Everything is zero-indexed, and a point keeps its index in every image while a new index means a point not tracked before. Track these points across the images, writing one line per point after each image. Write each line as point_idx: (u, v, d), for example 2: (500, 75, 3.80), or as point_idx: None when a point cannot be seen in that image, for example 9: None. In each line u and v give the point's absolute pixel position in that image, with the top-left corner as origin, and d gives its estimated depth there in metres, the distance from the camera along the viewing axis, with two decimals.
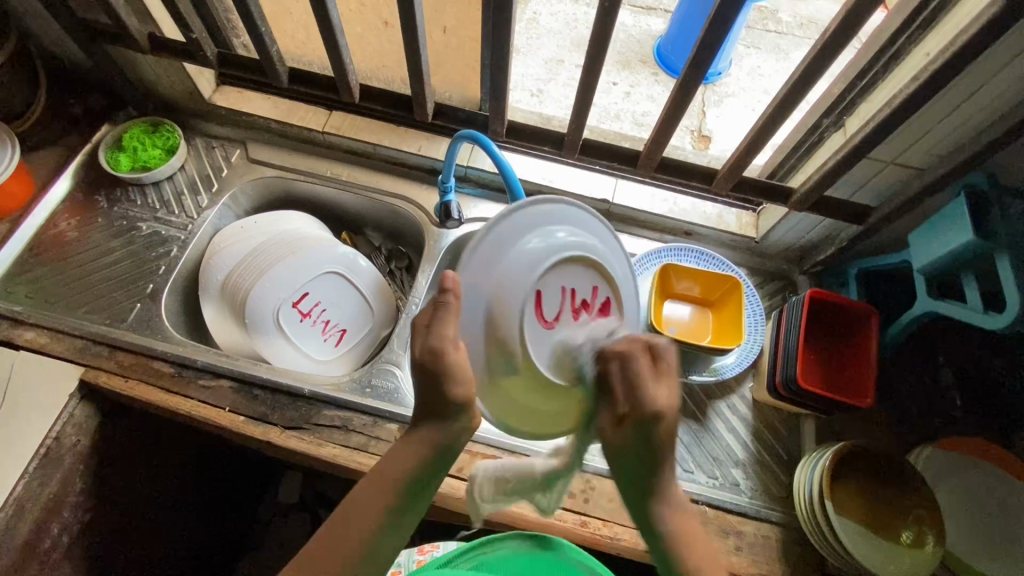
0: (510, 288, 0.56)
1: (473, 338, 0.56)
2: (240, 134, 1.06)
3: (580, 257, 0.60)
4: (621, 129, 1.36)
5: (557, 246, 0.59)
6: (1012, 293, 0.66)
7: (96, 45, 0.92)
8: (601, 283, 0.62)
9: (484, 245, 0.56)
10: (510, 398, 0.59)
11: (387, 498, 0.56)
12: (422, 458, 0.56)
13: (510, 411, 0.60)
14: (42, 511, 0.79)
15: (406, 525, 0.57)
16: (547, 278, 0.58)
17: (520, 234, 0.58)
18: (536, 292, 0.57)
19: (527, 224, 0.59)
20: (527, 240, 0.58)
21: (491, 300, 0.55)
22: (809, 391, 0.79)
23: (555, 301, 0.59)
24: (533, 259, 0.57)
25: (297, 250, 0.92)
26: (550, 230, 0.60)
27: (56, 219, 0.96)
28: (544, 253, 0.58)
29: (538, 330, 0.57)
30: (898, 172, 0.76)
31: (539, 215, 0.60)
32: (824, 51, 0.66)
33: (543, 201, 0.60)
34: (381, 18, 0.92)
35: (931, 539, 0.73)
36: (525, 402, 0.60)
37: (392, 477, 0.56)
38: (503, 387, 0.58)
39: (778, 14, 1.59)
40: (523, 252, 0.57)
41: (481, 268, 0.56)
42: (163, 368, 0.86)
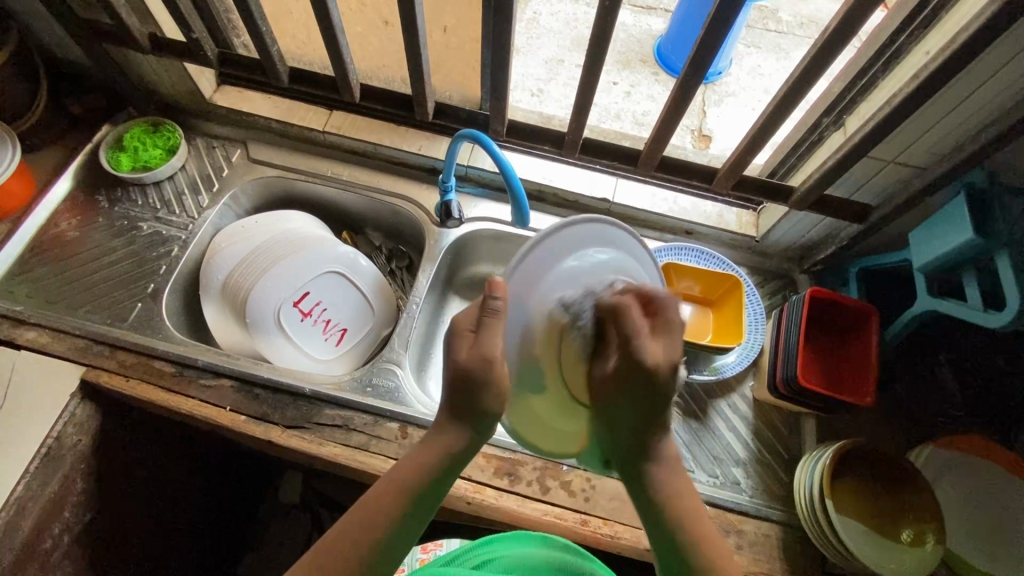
0: (551, 304, 0.57)
1: (511, 349, 0.57)
2: (241, 134, 1.06)
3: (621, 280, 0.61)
4: (621, 129, 1.36)
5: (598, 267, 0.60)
6: (1013, 291, 0.66)
7: (97, 45, 0.92)
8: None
9: (531, 257, 0.57)
10: (535, 417, 0.61)
11: (401, 503, 0.55)
12: (439, 463, 0.55)
13: (534, 424, 0.61)
14: (43, 511, 0.79)
15: (415, 529, 0.56)
16: (588, 298, 0.58)
17: (564, 250, 0.59)
18: (577, 311, 0.58)
19: (570, 241, 0.60)
20: (569, 259, 0.59)
21: (532, 313, 0.57)
22: (810, 390, 0.79)
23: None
24: (574, 277, 0.58)
25: (298, 250, 0.92)
26: (592, 251, 0.61)
27: (57, 219, 0.96)
28: (588, 272, 0.59)
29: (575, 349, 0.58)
30: (898, 170, 0.76)
31: (581, 235, 0.61)
32: (824, 49, 0.66)
33: (588, 222, 0.61)
34: (381, 17, 0.94)
35: (932, 538, 0.72)
36: (548, 420, 0.61)
37: (408, 480, 0.55)
38: (533, 404, 0.60)
39: (778, 14, 1.59)
40: (566, 269, 0.59)
41: (528, 281, 0.57)
42: (164, 367, 0.86)
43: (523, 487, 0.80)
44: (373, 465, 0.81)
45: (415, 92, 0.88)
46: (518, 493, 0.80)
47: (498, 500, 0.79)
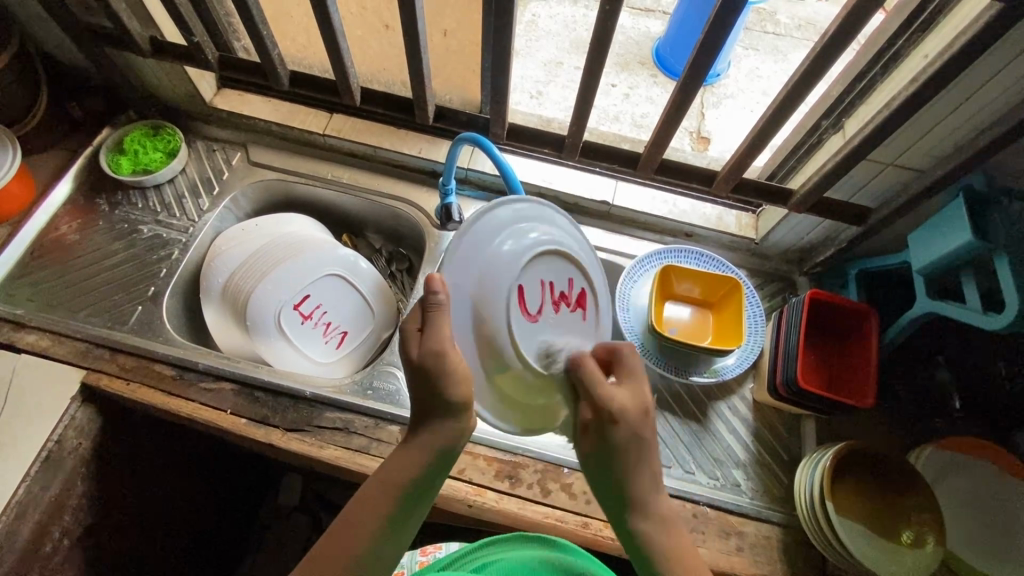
0: (494, 288, 0.57)
1: (463, 342, 0.56)
2: (241, 137, 1.06)
3: (554, 250, 0.62)
4: (621, 131, 1.36)
5: (529, 241, 0.60)
6: (1011, 292, 0.66)
7: (96, 48, 0.92)
8: (575, 275, 0.66)
9: (461, 249, 0.56)
10: (509, 396, 0.60)
11: (386, 505, 0.55)
12: (423, 465, 0.56)
13: (508, 408, 0.61)
14: (43, 515, 0.79)
15: (403, 532, 0.56)
16: (527, 273, 0.59)
17: (493, 233, 0.59)
18: (519, 289, 0.58)
19: (499, 222, 0.60)
20: (500, 238, 0.59)
21: (476, 300, 0.56)
22: (810, 392, 0.80)
23: (536, 295, 0.61)
24: (512, 256, 0.58)
25: (297, 253, 0.92)
26: (523, 228, 0.61)
27: (58, 223, 0.96)
28: (522, 249, 0.59)
29: (525, 326, 0.59)
30: (897, 173, 0.76)
31: (504, 215, 0.61)
32: (823, 53, 0.66)
33: (506, 202, 0.61)
34: (382, 20, 0.93)
35: (932, 539, 0.73)
36: (518, 394, 0.61)
37: (394, 483, 0.55)
38: (499, 381, 0.59)
39: (776, 16, 1.59)
40: (502, 251, 0.58)
41: (462, 272, 0.56)
42: (164, 370, 0.86)
43: (524, 489, 0.81)
44: (373, 468, 0.81)
45: (415, 95, 0.88)
46: (519, 496, 0.80)
47: (499, 503, 0.79)
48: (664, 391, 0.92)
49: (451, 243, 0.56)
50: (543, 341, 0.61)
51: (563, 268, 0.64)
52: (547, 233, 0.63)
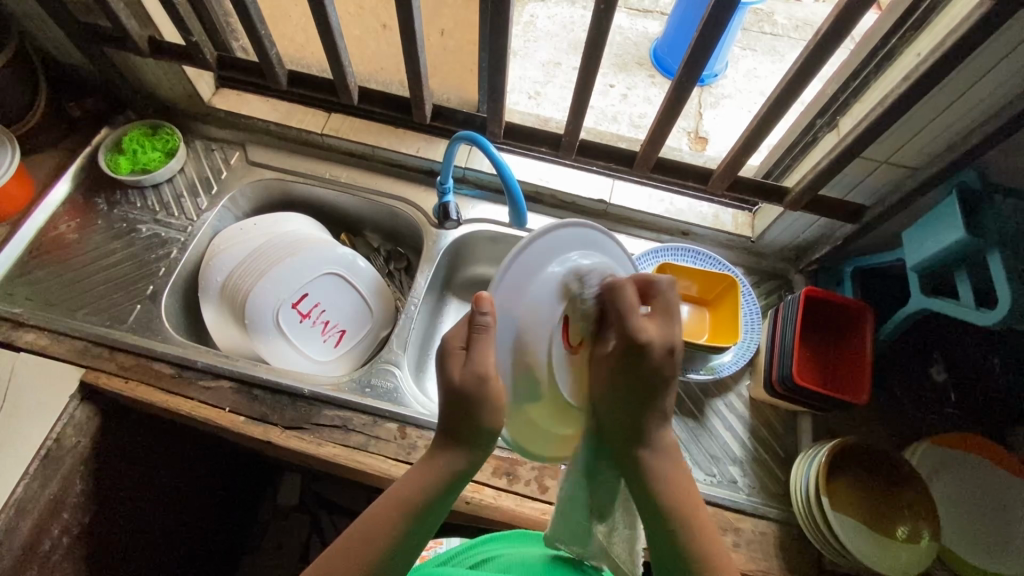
0: (540, 315, 0.59)
1: (501, 363, 0.58)
2: (239, 137, 1.06)
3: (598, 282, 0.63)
4: (619, 131, 1.37)
5: (578, 273, 0.62)
6: (1004, 286, 0.67)
7: (96, 49, 0.92)
8: None
9: (513, 270, 0.59)
10: (534, 426, 0.63)
11: (401, 518, 0.55)
12: (440, 483, 0.56)
13: (533, 436, 0.64)
14: (42, 512, 0.79)
15: (414, 547, 0.55)
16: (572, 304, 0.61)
17: (540, 260, 0.61)
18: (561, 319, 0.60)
19: (545, 250, 0.62)
20: (551, 266, 0.61)
21: (521, 326, 0.58)
22: (806, 389, 0.80)
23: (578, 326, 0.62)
24: (559, 284, 0.61)
25: (296, 252, 0.93)
26: (569, 258, 0.63)
27: (57, 222, 0.97)
28: (566, 279, 0.61)
29: (565, 356, 0.61)
30: (891, 171, 0.77)
31: (557, 244, 0.63)
32: (816, 52, 0.67)
33: (561, 230, 0.64)
34: (380, 21, 0.94)
35: (927, 534, 0.73)
36: (545, 424, 0.63)
37: (409, 500, 0.55)
38: (528, 411, 0.62)
39: (773, 17, 1.60)
40: (548, 279, 0.60)
41: (512, 294, 0.59)
42: (163, 368, 0.86)
43: (522, 486, 0.81)
44: (371, 465, 0.81)
45: (413, 95, 0.88)
46: (517, 493, 0.81)
47: (497, 500, 0.80)
48: None
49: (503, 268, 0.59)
50: (579, 370, 0.62)
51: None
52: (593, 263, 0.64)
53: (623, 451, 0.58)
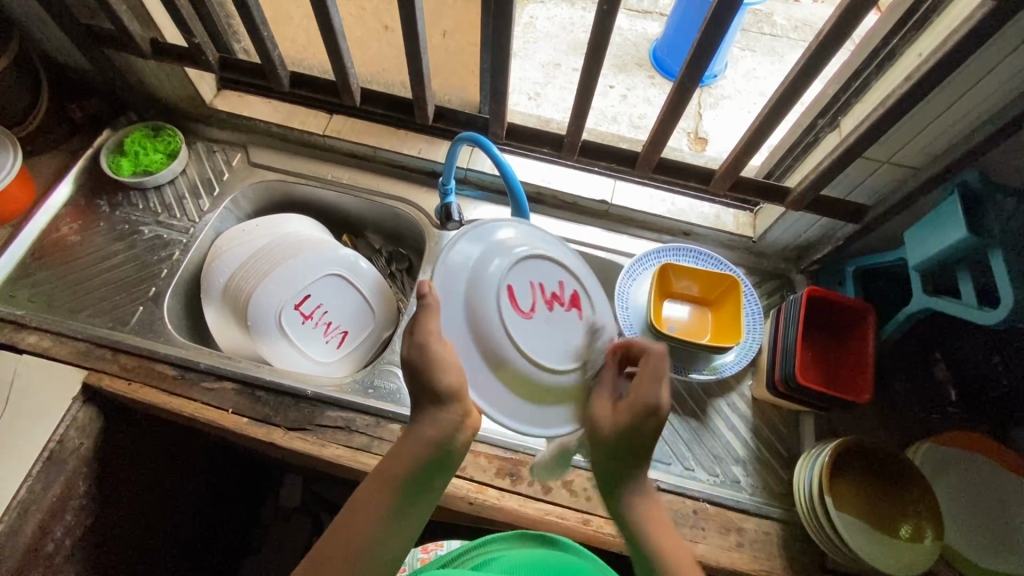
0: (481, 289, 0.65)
1: (457, 340, 0.64)
2: (241, 138, 1.06)
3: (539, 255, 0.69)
4: (619, 132, 1.37)
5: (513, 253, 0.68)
6: (1005, 287, 0.67)
7: (98, 51, 0.92)
8: (565, 278, 0.71)
9: (447, 263, 0.67)
10: (519, 388, 0.66)
11: (390, 495, 0.56)
12: (421, 455, 0.58)
13: (519, 403, 0.66)
14: (46, 515, 0.79)
15: (409, 527, 0.56)
16: (516, 280, 0.67)
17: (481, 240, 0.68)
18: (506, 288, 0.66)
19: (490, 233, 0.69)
20: (485, 253, 0.67)
21: (467, 305, 0.65)
22: (808, 388, 0.80)
23: (528, 296, 0.67)
24: (495, 264, 0.66)
25: (298, 253, 0.93)
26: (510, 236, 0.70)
27: (59, 223, 0.97)
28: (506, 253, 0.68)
29: (518, 322, 0.65)
30: (892, 171, 0.77)
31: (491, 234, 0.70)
32: (818, 52, 0.67)
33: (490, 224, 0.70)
34: (381, 22, 0.94)
35: (930, 533, 0.73)
36: (530, 390, 0.66)
37: (393, 476, 0.57)
38: (507, 375, 0.65)
39: (773, 17, 1.60)
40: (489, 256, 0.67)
41: (453, 283, 0.66)
42: (166, 370, 0.86)
43: (525, 487, 0.81)
44: (375, 466, 0.81)
45: (415, 96, 0.88)
46: (520, 494, 0.81)
47: (500, 501, 0.80)
48: None
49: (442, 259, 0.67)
50: (542, 337, 0.66)
51: (553, 270, 0.70)
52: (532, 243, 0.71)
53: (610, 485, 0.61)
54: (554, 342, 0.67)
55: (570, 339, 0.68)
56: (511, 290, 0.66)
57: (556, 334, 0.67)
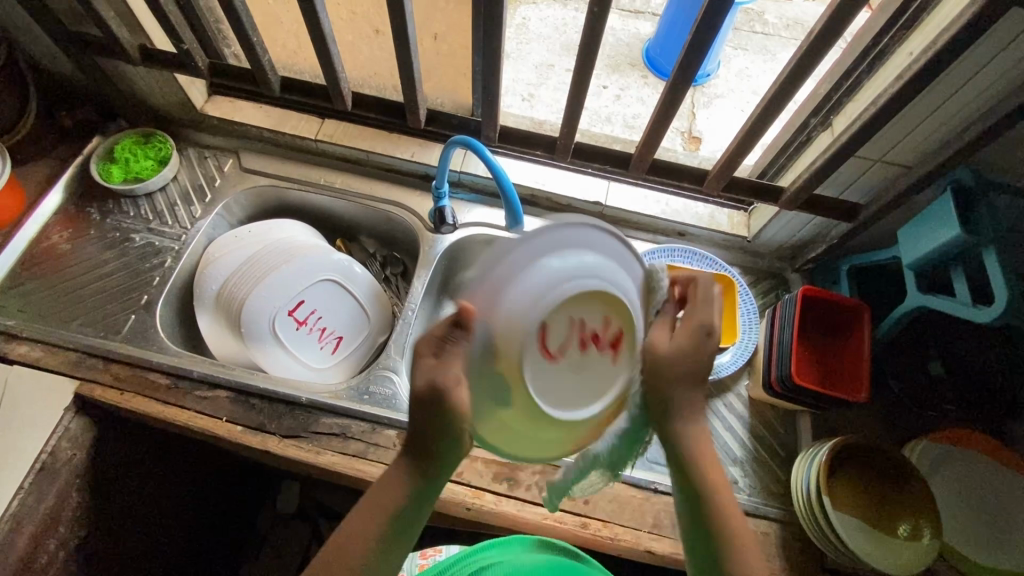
0: (518, 321, 0.48)
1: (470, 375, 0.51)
2: (232, 143, 1.05)
3: (607, 291, 0.51)
4: (613, 132, 1.37)
5: (581, 273, 0.50)
6: (999, 284, 0.67)
7: (86, 58, 0.92)
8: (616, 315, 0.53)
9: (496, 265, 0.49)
10: (510, 431, 0.53)
11: (383, 525, 0.53)
12: (412, 484, 0.54)
13: (522, 445, 0.54)
14: (39, 527, 0.78)
15: (405, 541, 0.55)
16: (558, 311, 0.50)
17: (587, 253, 0.51)
18: (546, 326, 0.49)
19: (589, 246, 0.52)
20: (545, 264, 0.49)
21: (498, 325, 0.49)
22: (804, 388, 0.80)
23: (562, 336, 0.51)
24: (554, 278, 0.49)
25: (291, 259, 0.92)
26: (607, 266, 0.52)
27: (49, 232, 0.96)
28: (580, 276, 0.50)
29: (538, 368, 0.50)
30: (885, 169, 0.77)
31: (562, 236, 0.51)
32: (811, 51, 0.67)
33: (567, 224, 0.51)
34: (372, 26, 0.93)
35: (928, 532, 0.73)
36: (525, 431, 0.53)
37: (386, 502, 0.54)
38: (504, 419, 0.52)
39: (764, 16, 1.61)
40: (563, 273, 0.49)
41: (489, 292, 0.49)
42: (159, 379, 0.86)
43: (523, 491, 0.81)
44: (371, 472, 0.81)
45: (407, 100, 0.88)
46: (518, 498, 0.80)
47: (498, 505, 0.79)
48: None
49: (521, 236, 0.49)
50: (563, 385, 0.52)
51: (597, 313, 0.52)
52: (610, 272, 0.52)
53: (656, 413, 0.58)
54: (574, 394, 0.53)
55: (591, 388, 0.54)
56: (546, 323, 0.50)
57: (589, 377, 0.54)
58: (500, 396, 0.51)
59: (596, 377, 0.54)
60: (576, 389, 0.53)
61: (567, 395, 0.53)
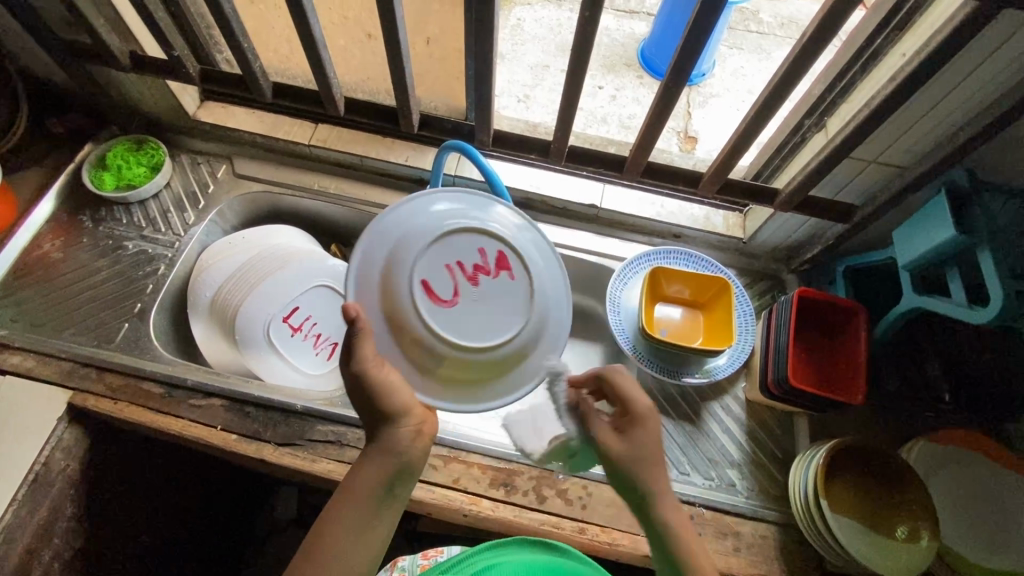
0: (393, 286, 0.54)
1: (393, 351, 0.56)
2: (225, 149, 1.05)
3: (466, 226, 0.57)
4: (608, 133, 1.37)
5: (431, 224, 0.56)
6: (995, 284, 0.67)
7: (77, 65, 0.91)
8: (488, 241, 0.57)
9: (363, 255, 0.56)
10: (457, 387, 0.57)
11: (365, 506, 0.55)
12: (388, 466, 0.56)
13: (471, 394, 0.57)
14: (32, 539, 0.78)
15: (387, 524, 0.57)
16: (429, 259, 0.55)
17: (435, 209, 0.58)
18: (421, 277, 0.54)
19: (437, 203, 0.59)
20: (400, 234, 0.56)
21: (384, 299, 0.55)
22: (799, 390, 0.80)
23: (446, 280, 0.55)
24: (411, 239, 0.56)
25: (285, 265, 0.92)
26: (462, 210, 0.58)
27: (41, 240, 0.95)
28: (433, 226, 0.56)
29: (437, 313, 0.54)
30: (880, 170, 0.77)
31: (407, 208, 0.58)
32: (804, 53, 0.67)
33: (406, 198, 0.59)
34: (364, 30, 0.92)
35: (926, 534, 0.73)
36: (463, 379, 0.56)
37: (366, 486, 0.55)
38: (442, 375, 0.56)
39: (759, 15, 1.60)
40: (417, 231, 0.56)
41: (364, 280, 0.55)
42: (152, 388, 0.85)
43: (519, 497, 0.80)
44: None
45: (400, 104, 0.88)
46: (515, 504, 0.80)
47: (495, 511, 0.79)
48: (658, 393, 0.92)
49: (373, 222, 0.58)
50: (474, 319, 0.55)
51: (470, 245, 0.56)
52: (466, 214, 0.58)
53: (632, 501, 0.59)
54: (489, 324, 0.56)
55: (507, 312, 0.56)
56: (424, 278, 0.55)
57: (498, 304, 0.56)
58: (426, 358, 0.55)
59: (507, 304, 0.57)
60: (488, 323, 0.56)
61: (482, 329, 0.55)
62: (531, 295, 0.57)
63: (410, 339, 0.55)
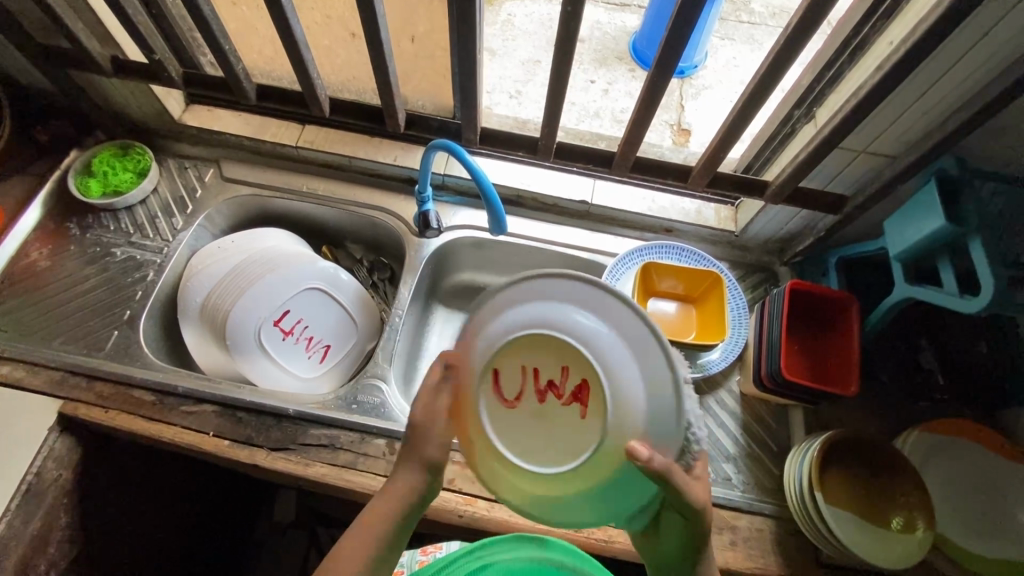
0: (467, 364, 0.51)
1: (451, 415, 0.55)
2: (214, 153, 1.04)
3: (564, 337, 0.48)
4: (601, 127, 1.36)
5: (530, 320, 0.49)
6: (987, 276, 0.66)
7: (60, 70, 0.90)
8: (580, 364, 0.48)
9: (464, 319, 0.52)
10: (495, 485, 0.53)
11: (386, 531, 0.55)
12: (412, 497, 0.56)
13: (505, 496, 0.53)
14: (27, 549, 0.78)
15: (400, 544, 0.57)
16: (506, 356, 0.49)
17: (550, 301, 0.49)
18: (488, 372, 0.50)
19: (554, 293, 0.50)
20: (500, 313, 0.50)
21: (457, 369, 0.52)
22: (794, 383, 0.80)
23: (518, 382, 0.50)
24: (502, 326, 0.49)
25: (274, 269, 0.91)
26: (576, 310, 0.49)
27: (29, 249, 0.95)
28: (531, 321, 0.49)
29: (491, 413, 0.51)
30: (870, 160, 0.77)
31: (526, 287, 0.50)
32: (791, 43, 0.66)
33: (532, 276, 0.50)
34: (348, 29, 0.89)
35: (922, 524, 0.73)
36: (503, 486, 0.52)
37: (386, 513, 0.55)
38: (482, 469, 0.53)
39: (751, 5, 1.60)
40: (515, 318, 0.49)
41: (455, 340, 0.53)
42: (143, 396, 0.85)
43: None
44: (362, 483, 0.80)
45: (386, 103, 0.87)
46: (510, 504, 0.80)
47: (490, 512, 0.79)
48: None
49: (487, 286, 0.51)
50: (527, 434, 0.50)
51: (555, 357, 0.48)
52: (578, 320, 0.48)
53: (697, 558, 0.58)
54: (541, 447, 0.50)
55: (567, 442, 0.49)
56: (493, 370, 0.50)
57: (560, 432, 0.49)
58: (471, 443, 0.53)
59: (575, 434, 0.49)
60: (544, 444, 0.50)
61: (540, 447, 0.50)
62: (603, 433, 0.47)
63: (455, 426, 0.55)
